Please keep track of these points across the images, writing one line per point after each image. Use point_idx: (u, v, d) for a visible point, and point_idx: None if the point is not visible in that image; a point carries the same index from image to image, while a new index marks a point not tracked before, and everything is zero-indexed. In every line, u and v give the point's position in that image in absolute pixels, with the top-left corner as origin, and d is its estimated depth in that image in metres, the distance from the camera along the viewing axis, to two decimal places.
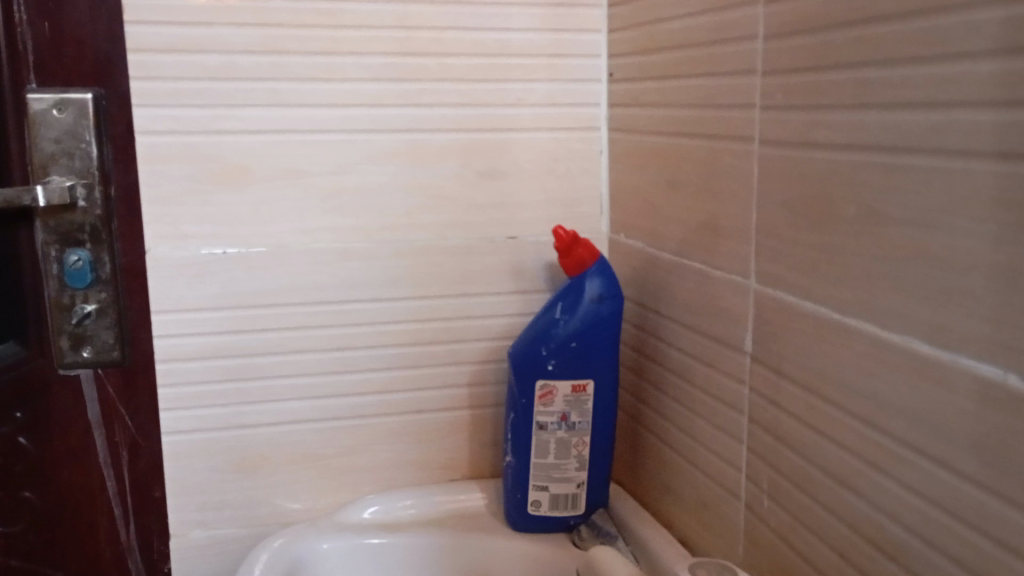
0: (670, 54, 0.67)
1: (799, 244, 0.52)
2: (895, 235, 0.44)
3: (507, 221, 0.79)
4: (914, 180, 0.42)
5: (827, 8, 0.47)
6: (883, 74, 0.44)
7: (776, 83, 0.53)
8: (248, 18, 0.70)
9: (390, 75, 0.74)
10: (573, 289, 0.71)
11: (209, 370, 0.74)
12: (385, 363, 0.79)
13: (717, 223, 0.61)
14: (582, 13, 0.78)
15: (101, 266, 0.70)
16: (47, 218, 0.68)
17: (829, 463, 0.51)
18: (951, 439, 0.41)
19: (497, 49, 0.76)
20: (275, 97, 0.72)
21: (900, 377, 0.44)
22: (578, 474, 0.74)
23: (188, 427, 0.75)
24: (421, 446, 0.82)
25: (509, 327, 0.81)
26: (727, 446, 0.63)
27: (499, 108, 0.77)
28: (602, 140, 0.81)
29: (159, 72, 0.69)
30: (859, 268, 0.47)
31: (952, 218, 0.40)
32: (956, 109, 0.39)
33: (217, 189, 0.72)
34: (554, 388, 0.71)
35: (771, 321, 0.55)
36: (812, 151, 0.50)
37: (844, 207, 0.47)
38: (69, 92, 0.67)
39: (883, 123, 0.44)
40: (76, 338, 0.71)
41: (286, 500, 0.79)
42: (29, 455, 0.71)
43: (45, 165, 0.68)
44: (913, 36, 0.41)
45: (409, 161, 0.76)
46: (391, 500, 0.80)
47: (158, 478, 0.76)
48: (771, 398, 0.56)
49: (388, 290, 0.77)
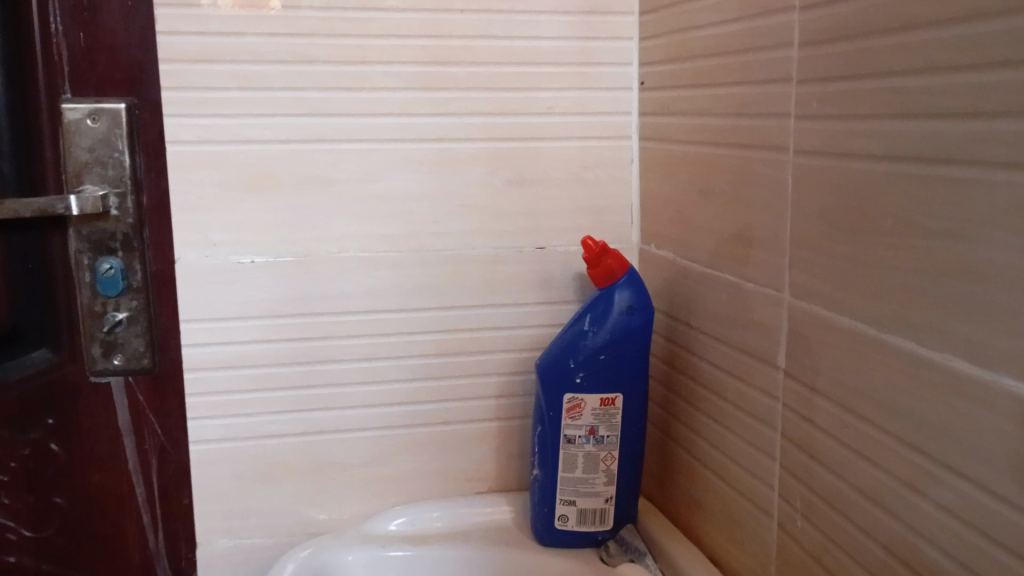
0: (702, 62, 0.66)
1: (834, 256, 0.50)
2: (933, 249, 0.42)
3: (536, 230, 0.78)
4: (953, 191, 0.41)
5: (864, 14, 0.46)
6: (920, 82, 0.42)
7: (810, 91, 0.52)
8: (278, 28, 0.70)
9: (419, 83, 0.74)
10: (601, 300, 0.70)
11: (236, 379, 0.75)
12: (411, 373, 0.78)
13: (749, 233, 0.60)
14: (613, 20, 0.77)
15: (132, 274, 0.70)
16: (80, 226, 0.69)
17: (862, 483, 0.49)
18: (990, 461, 0.40)
19: (527, 56, 0.75)
20: (304, 105, 0.72)
21: (938, 395, 0.43)
22: (606, 489, 0.73)
23: (214, 435, 0.75)
24: (447, 457, 0.81)
25: (536, 337, 0.80)
26: (759, 462, 0.61)
27: (529, 116, 0.76)
28: (633, 149, 0.80)
29: (190, 81, 0.69)
30: (896, 282, 0.45)
31: (993, 230, 0.38)
32: (996, 119, 0.38)
33: (246, 197, 0.72)
34: (582, 401, 0.70)
35: (805, 335, 0.54)
36: (846, 161, 0.48)
37: (879, 219, 0.46)
38: (102, 102, 0.67)
39: (920, 133, 0.42)
40: (107, 345, 0.71)
41: (312, 510, 0.79)
42: (58, 461, 0.71)
43: (79, 173, 0.68)
44: (952, 42, 0.40)
45: (437, 169, 0.75)
46: (417, 512, 0.80)
47: (186, 485, 0.76)
48: (804, 414, 0.55)
49: (415, 300, 0.77)
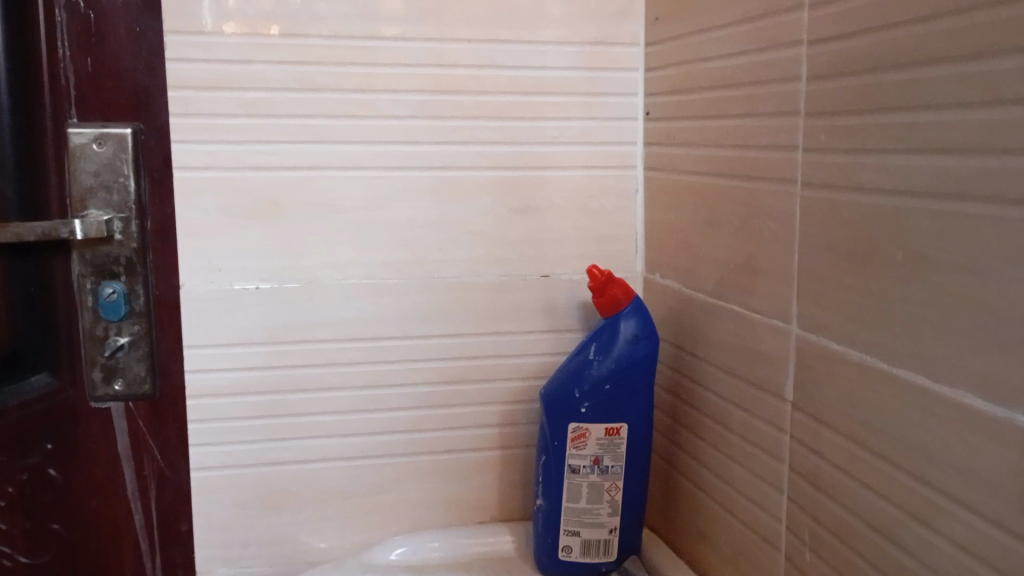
0: (709, 93, 0.66)
1: (844, 289, 0.50)
2: (945, 283, 0.42)
3: (541, 258, 0.78)
4: (965, 226, 0.41)
5: (874, 50, 0.47)
6: (932, 117, 0.42)
7: (818, 124, 0.52)
8: (286, 56, 0.70)
9: (426, 111, 0.74)
10: (607, 329, 0.70)
11: (236, 406, 0.74)
12: (415, 401, 0.78)
13: (755, 263, 0.60)
14: (619, 51, 0.77)
15: (135, 298, 0.69)
16: (83, 250, 0.66)
17: (871, 516, 0.49)
18: (1003, 497, 0.39)
19: (534, 86, 0.76)
20: (310, 132, 0.72)
21: (950, 429, 0.42)
22: (611, 520, 0.72)
23: (216, 463, 0.75)
24: (451, 485, 0.80)
25: (540, 366, 0.80)
26: (766, 494, 0.61)
27: (534, 145, 0.77)
28: (638, 178, 0.80)
29: (197, 108, 0.70)
30: (907, 315, 0.45)
31: (1006, 265, 0.38)
32: (1009, 155, 0.38)
33: (252, 223, 0.72)
34: (587, 430, 0.70)
35: (813, 367, 0.54)
36: (855, 195, 0.49)
37: (890, 253, 0.46)
38: (109, 126, 0.66)
39: (931, 167, 0.43)
40: (108, 370, 0.68)
41: (312, 538, 0.78)
42: (56, 485, 0.67)
43: (84, 198, 0.66)
44: (964, 78, 0.40)
45: (443, 197, 0.76)
46: (417, 541, 0.79)
47: (184, 512, 0.75)
48: (812, 447, 0.55)
49: (419, 327, 0.77)
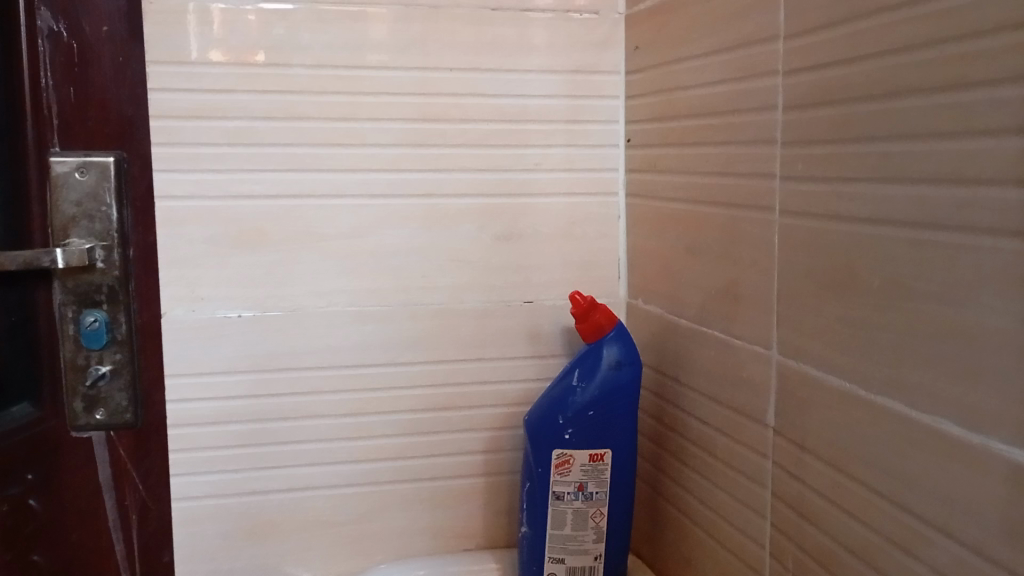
0: (688, 121, 0.67)
1: (822, 316, 0.51)
2: (920, 312, 0.43)
3: (524, 284, 0.79)
4: (942, 255, 0.41)
5: (848, 80, 0.47)
6: (908, 146, 0.43)
7: (795, 153, 0.53)
8: (269, 85, 0.71)
9: (410, 138, 0.74)
10: (589, 355, 0.70)
11: (219, 434, 0.74)
12: (399, 428, 0.78)
13: (736, 289, 0.60)
14: (599, 79, 0.78)
15: (117, 327, 0.70)
16: (65, 279, 0.68)
17: (853, 542, 0.49)
18: (982, 523, 0.39)
19: (517, 113, 0.77)
20: (294, 160, 0.72)
21: (931, 457, 0.42)
22: (596, 546, 0.72)
23: (199, 492, 0.74)
24: (435, 513, 0.80)
25: (524, 392, 0.80)
26: (749, 520, 0.61)
27: (517, 171, 0.77)
28: (620, 204, 0.80)
29: (181, 137, 0.70)
30: (885, 342, 0.45)
31: (982, 294, 0.39)
32: (980, 185, 0.39)
33: (235, 252, 0.72)
34: (570, 457, 0.70)
35: (794, 393, 0.54)
36: (832, 223, 0.49)
37: (867, 281, 0.47)
38: (91, 155, 0.68)
39: (906, 196, 0.43)
40: (89, 399, 0.70)
41: (296, 568, 0.77)
42: (37, 516, 0.68)
43: (66, 227, 0.68)
44: (938, 109, 0.41)
45: (426, 225, 0.76)
46: (404, 569, 0.78)
47: (167, 543, 0.74)
48: (794, 472, 0.55)
49: (401, 354, 0.76)
